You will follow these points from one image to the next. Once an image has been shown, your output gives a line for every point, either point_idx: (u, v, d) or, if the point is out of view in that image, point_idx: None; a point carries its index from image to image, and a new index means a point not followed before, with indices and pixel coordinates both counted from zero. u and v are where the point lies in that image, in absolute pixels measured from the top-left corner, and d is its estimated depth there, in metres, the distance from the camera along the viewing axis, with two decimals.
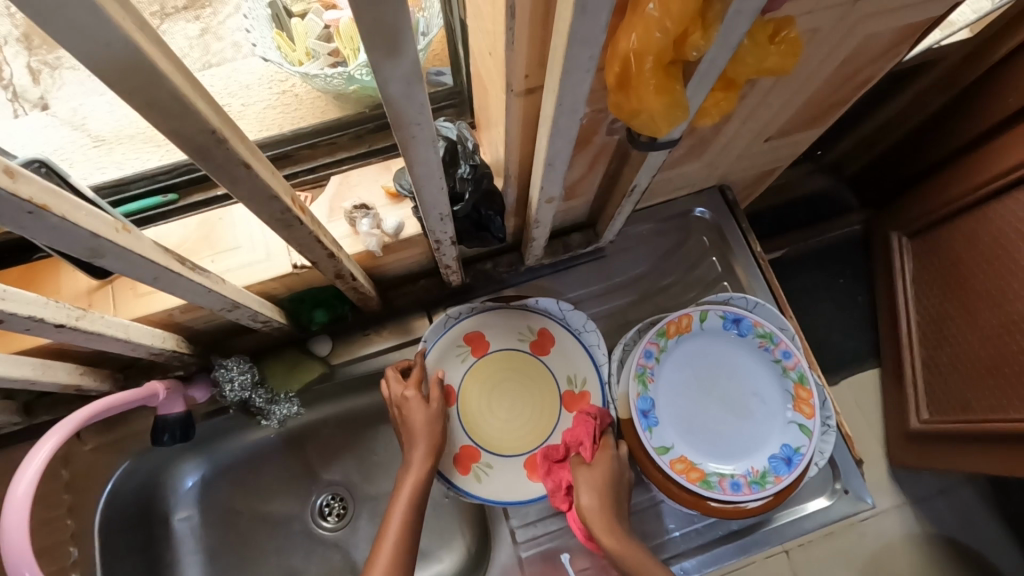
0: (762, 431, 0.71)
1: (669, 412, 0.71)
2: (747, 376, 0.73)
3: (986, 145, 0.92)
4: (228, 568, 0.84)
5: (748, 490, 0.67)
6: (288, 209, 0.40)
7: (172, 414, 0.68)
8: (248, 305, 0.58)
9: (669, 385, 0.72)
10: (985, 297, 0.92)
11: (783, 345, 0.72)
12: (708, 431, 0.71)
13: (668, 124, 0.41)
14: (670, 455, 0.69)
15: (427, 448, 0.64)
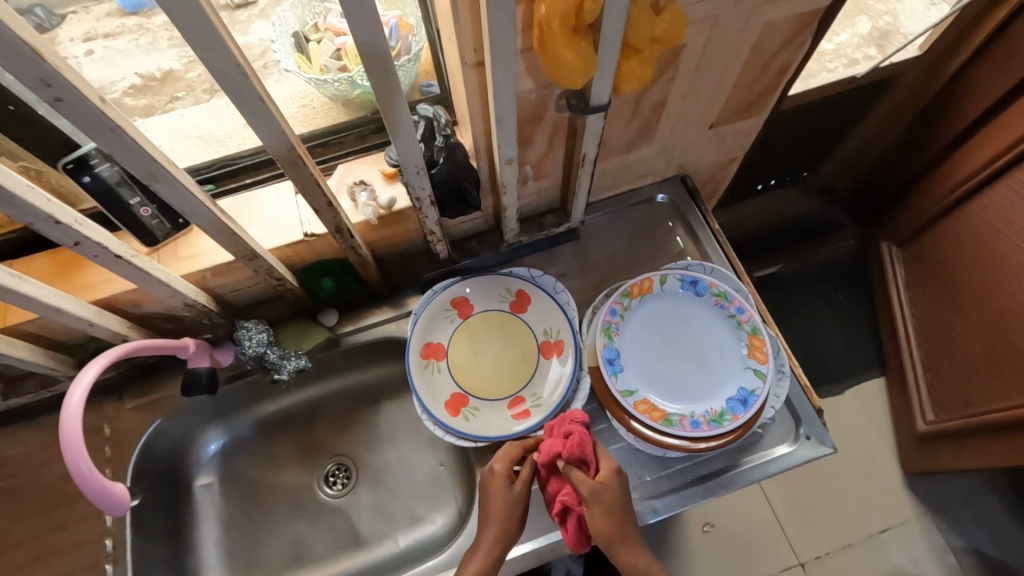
0: (721, 377, 0.77)
1: (633, 362, 0.79)
2: (706, 331, 0.80)
3: (932, 179, 1.45)
4: (243, 530, 0.91)
5: (707, 427, 0.73)
6: (292, 146, 0.53)
7: (200, 368, 0.79)
8: (265, 257, 0.70)
9: (634, 339, 0.80)
10: (966, 288, 1.36)
11: (737, 302, 0.80)
12: (671, 379, 0.78)
13: (583, 77, 0.54)
14: (634, 398, 0.76)
15: (500, 534, 0.66)
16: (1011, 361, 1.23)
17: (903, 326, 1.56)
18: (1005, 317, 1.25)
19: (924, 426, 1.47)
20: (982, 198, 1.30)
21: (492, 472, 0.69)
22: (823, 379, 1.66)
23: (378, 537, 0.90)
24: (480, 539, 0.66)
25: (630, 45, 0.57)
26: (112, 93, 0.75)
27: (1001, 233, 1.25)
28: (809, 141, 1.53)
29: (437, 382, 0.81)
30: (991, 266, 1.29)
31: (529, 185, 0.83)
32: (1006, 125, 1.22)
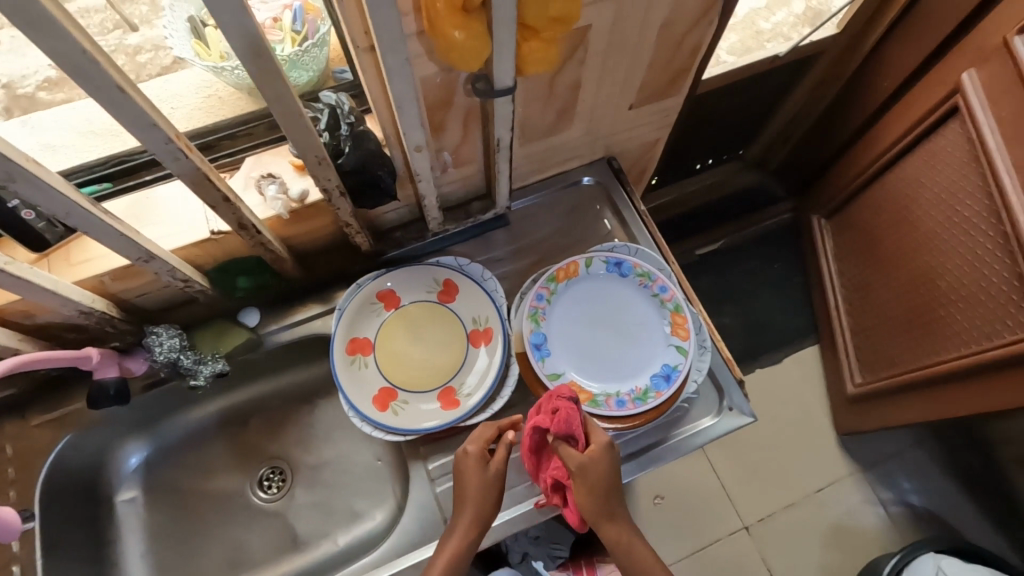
0: (646, 355, 0.79)
1: (561, 346, 0.79)
2: (632, 310, 0.81)
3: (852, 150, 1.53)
4: (171, 543, 0.87)
5: (631, 405, 0.75)
6: (171, 139, 0.49)
7: (108, 377, 0.75)
8: (165, 258, 0.66)
9: (561, 322, 0.80)
10: (888, 256, 1.42)
11: (660, 281, 0.81)
12: (598, 360, 0.79)
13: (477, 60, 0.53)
14: (561, 382, 0.76)
15: (473, 520, 0.67)
16: (928, 321, 1.30)
17: (834, 294, 1.63)
18: (922, 280, 1.31)
19: (853, 388, 1.55)
20: (901, 167, 1.36)
21: (468, 454, 0.69)
22: (763, 348, 1.72)
23: (316, 537, 0.88)
24: (456, 521, 0.68)
25: (528, 26, 0.55)
26: (21, 89, 0.71)
27: (917, 200, 1.32)
28: (743, 117, 1.55)
29: (364, 378, 0.79)
30: (908, 232, 1.35)
31: (450, 172, 0.81)
32: (920, 97, 1.27)
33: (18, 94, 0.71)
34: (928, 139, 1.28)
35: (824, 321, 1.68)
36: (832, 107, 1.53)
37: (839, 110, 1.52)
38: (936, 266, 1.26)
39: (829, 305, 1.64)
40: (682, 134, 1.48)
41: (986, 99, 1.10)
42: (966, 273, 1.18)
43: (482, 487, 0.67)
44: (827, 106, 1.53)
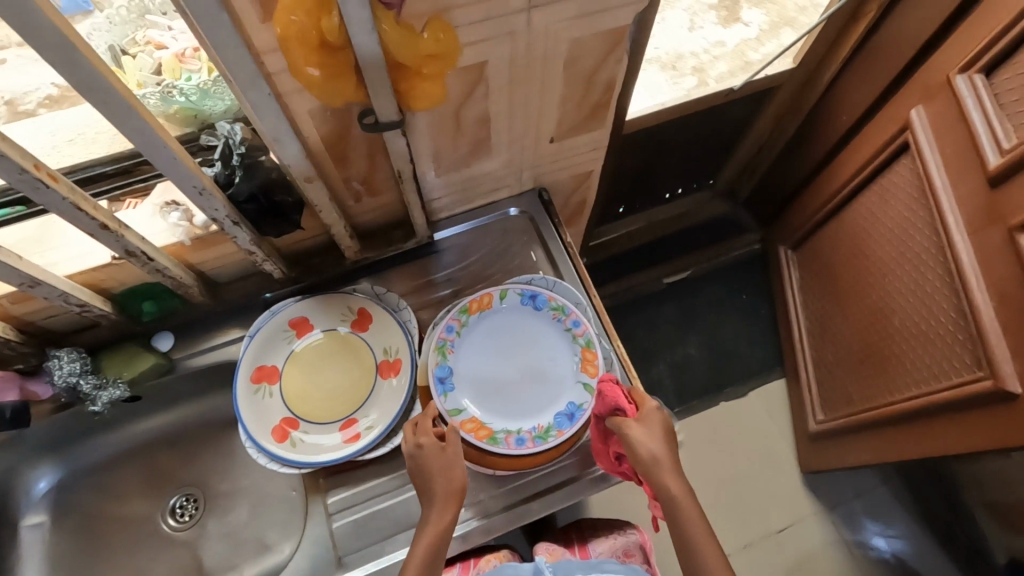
0: (553, 391, 0.78)
1: (466, 379, 0.78)
2: (545, 344, 0.80)
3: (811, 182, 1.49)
4: (74, 571, 0.85)
5: (531, 443, 0.74)
6: (24, 169, 0.50)
7: (5, 400, 0.74)
8: (53, 283, 0.65)
9: (469, 355, 0.79)
10: (845, 291, 1.38)
11: (574, 315, 0.80)
12: (504, 395, 0.78)
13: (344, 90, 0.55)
14: (462, 417, 0.76)
15: (436, 536, 0.66)
16: (882, 359, 1.26)
17: (796, 327, 1.58)
18: (877, 317, 1.28)
19: (815, 425, 1.50)
20: (855, 205, 1.32)
21: (420, 448, 0.69)
22: (728, 381, 1.64)
23: (222, 569, 0.86)
24: (426, 518, 0.67)
25: (404, 64, 0.57)
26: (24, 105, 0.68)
27: (869, 237, 1.28)
28: (708, 148, 1.51)
29: (265, 407, 0.78)
30: (863, 269, 1.31)
31: (364, 201, 0.81)
32: (871, 136, 1.24)
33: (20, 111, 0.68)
34: (879, 177, 1.24)
35: (788, 356, 1.62)
36: (793, 138, 1.49)
37: (800, 143, 1.48)
38: (889, 304, 1.23)
39: (792, 339, 1.59)
40: (647, 162, 1.40)
41: (933, 136, 1.07)
42: (918, 312, 1.14)
43: (445, 480, 0.68)
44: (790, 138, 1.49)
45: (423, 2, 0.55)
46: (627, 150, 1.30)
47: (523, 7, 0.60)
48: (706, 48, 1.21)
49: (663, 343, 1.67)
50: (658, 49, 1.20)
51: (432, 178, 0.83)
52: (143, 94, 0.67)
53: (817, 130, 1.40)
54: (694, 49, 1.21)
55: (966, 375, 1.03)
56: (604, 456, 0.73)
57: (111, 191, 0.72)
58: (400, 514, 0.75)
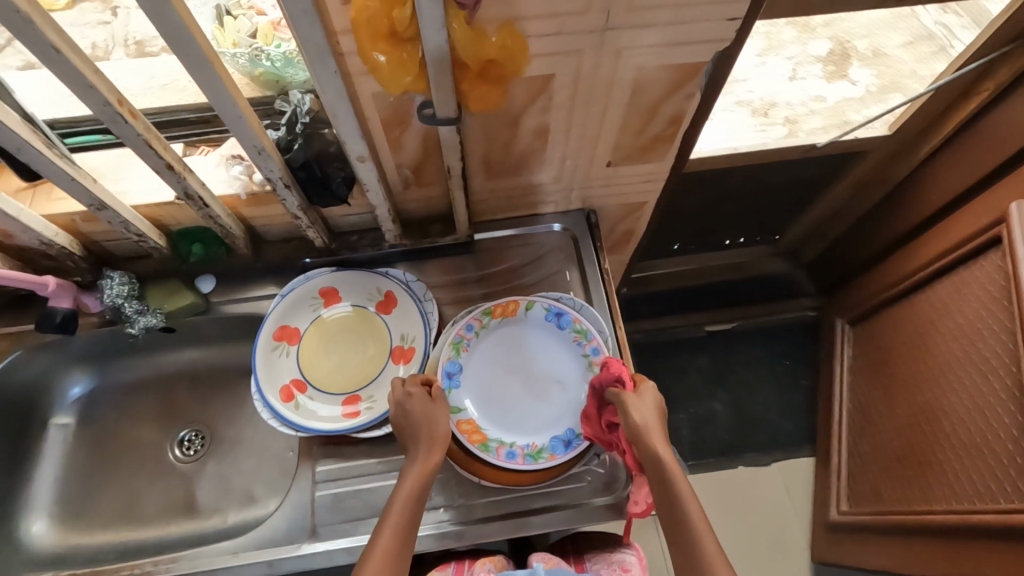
0: (554, 412, 0.77)
1: (473, 381, 0.78)
2: (559, 364, 0.79)
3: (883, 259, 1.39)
4: (84, 477, 0.92)
5: (521, 460, 0.75)
6: (108, 102, 0.54)
7: (59, 307, 0.81)
8: (118, 210, 0.71)
9: (481, 358, 0.80)
10: (897, 382, 1.28)
11: (594, 342, 0.79)
12: (504, 404, 0.78)
13: (402, 76, 0.57)
14: (460, 417, 0.76)
15: (424, 471, 0.67)
16: (922, 463, 1.16)
17: (836, 408, 1.47)
18: (925, 417, 1.18)
19: (837, 515, 1.39)
20: (926, 292, 1.22)
21: (407, 397, 0.71)
22: (752, 446, 1.56)
23: (210, 509, 0.90)
24: (413, 454, 0.69)
25: (467, 65, 0.59)
26: (150, 48, 0.76)
27: (935, 330, 1.18)
28: (777, 204, 1.43)
29: (279, 366, 0.81)
30: (920, 362, 1.21)
31: (411, 189, 0.83)
32: (958, 224, 1.14)
33: (147, 51, 0.76)
34: (958, 270, 1.14)
35: (822, 436, 1.51)
36: (872, 210, 1.38)
37: (878, 215, 1.37)
38: (943, 406, 1.13)
39: (829, 418, 1.49)
40: (708, 205, 1.36)
41: None
42: (978, 423, 1.04)
43: (432, 421, 0.70)
44: (870, 209, 1.39)
45: (497, 9, 0.56)
46: (688, 190, 1.26)
47: (596, 27, 0.60)
48: (804, 101, 1.11)
49: (689, 392, 1.60)
50: (750, 91, 1.11)
51: (481, 180, 0.84)
52: (235, 54, 0.71)
53: (900, 205, 1.30)
54: (791, 100, 1.11)
55: (1018, 504, 0.93)
56: (594, 423, 0.73)
57: (189, 136, 0.78)
58: (380, 499, 0.76)
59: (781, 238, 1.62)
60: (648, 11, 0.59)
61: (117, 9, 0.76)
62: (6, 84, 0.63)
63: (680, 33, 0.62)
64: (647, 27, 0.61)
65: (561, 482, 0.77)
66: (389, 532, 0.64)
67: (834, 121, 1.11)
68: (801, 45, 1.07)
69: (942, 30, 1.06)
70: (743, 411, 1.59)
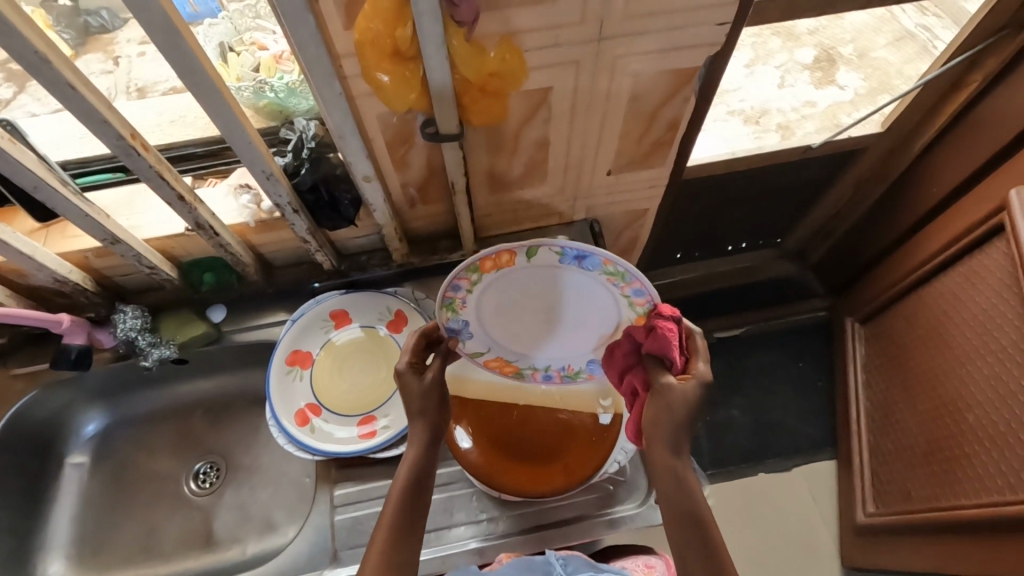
0: (583, 337, 0.72)
1: (484, 321, 0.71)
2: (582, 301, 0.68)
3: (887, 255, 1.39)
4: (100, 515, 0.91)
5: (558, 378, 0.77)
6: (122, 136, 0.56)
7: (73, 343, 0.82)
8: (130, 242, 0.72)
9: (486, 305, 0.69)
10: (917, 376, 1.26)
11: (636, 285, 0.62)
12: (525, 331, 0.73)
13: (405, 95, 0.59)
14: (484, 357, 0.75)
15: (419, 453, 0.65)
16: (948, 457, 1.14)
17: (856, 406, 1.45)
18: (947, 411, 1.16)
19: (865, 516, 1.36)
20: (936, 285, 1.21)
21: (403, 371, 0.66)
22: (773, 452, 1.53)
23: (229, 540, 0.89)
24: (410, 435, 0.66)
25: (469, 80, 0.61)
26: (152, 93, 0.79)
27: (948, 321, 1.17)
28: (778, 207, 1.44)
29: (294, 389, 0.82)
30: (937, 356, 1.20)
31: (417, 208, 0.84)
32: (960, 214, 1.14)
33: (149, 95, 0.79)
34: (966, 258, 1.13)
35: (843, 436, 1.49)
36: (872, 207, 1.39)
37: (879, 211, 1.37)
38: (965, 398, 1.12)
39: (848, 417, 1.47)
40: (711, 211, 1.37)
41: None
42: (1002, 412, 1.02)
43: (425, 397, 0.66)
44: (870, 206, 1.39)
45: (495, 25, 0.58)
46: (690, 197, 1.27)
47: (591, 38, 0.62)
48: (795, 107, 1.12)
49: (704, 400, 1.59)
50: (741, 101, 1.12)
51: (485, 195, 0.85)
52: (240, 87, 0.73)
53: (902, 201, 1.30)
54: (782, 106, 1.12)
55: None
56: (616, 374, 0.67)
57: (197, 169, 0.80)
58: None
59: (785, 241, 1.63)
60: (641, 20, 0.61)
61: (119, 58, 0.78)
62: (22, 128, 0.65)
63: (673, 39, 0.64)
64: (640, 34, 0.62)
65: (581, 492, 0.76)
66: (389, 516, 0.62)
67: (828, 125, 1.12)
68: (788, 53, 1.10)
69: (923, 31, 1.08)
70: (760, 417, 1.57)
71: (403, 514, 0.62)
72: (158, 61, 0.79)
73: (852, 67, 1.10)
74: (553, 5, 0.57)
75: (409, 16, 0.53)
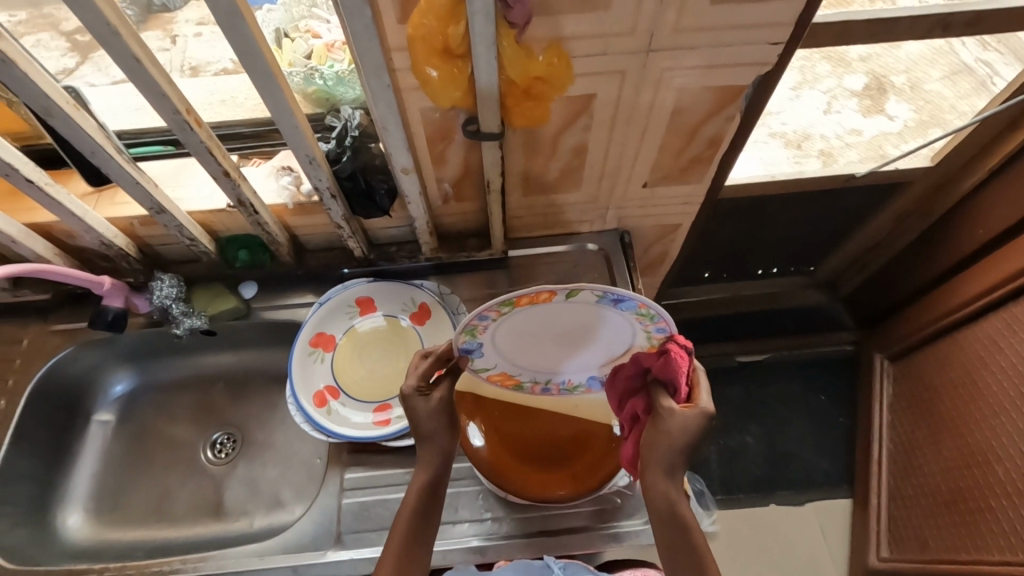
0: (591, 362, 0.70)
1: (497, 346, 0.66)
2: (604, 333, 0.65)
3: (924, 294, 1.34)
4: (120, 472, 0.94)
5: (557, 391, 0.76)
6: (178, 111, 0.58)
7: (111, 305, 0.85)
8: (174, 214, 0.75)
9: (504, 332, 0.64)
10: (947, 423, 1.21)
11: (662, 324, 0.61)
12: (536, 356, 0.69)
13: (450, 92, 0.60)
14: (489, 372, 0.72)
15: (431, 475, 0.67)
16: (971, 509, 1.09)
17: (878, 446, 1.40)
18: (975, 461, 1.11)
19: (878, 561, 1.32)
20: (973, 329, 1.17)
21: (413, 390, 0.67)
22: (786, 484, 1.49)
23: (237, 512, 0.91)
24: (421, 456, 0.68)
25: (514, 83, 0.61)
26: (206, 71, 0.81)
27: (985, 368, 1.13)
28: (814, 234, 1.40)
29: (314, 371, 0.84)
30: (970, 403, 1.16)
31: (450, 204, 0.85)
32: (1005, 258, 1.10)
33: (204, 74, 0.81)
34: (1009, 305, 1.09)
35: (862, 476, 1.44)
36: (912, 243, 1.34)
37: (919, 249, 1.33)
38: (995, 449, 1.07)
39: (869, 457, 1.42)
40: (743, 233, 1.35)
41: None
42: None
43: (433, 417, 0.67)
44: (910, 243, 1.35)
45: (545, 29, 0.58)
46: (722, 217, 1.26)
47: (638, 49, 0.61)
48: (839, 134, 1.09)
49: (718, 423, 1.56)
50: (783, 124, 1.10)
51: (518, 197, 0.85)
52: (291, 73, 0.75)
53: (944, 240, 1.26)
54: (825, 133, 1.09)
55: None
56: (616, 398, 0.66)
57: (243, 149, 0.82)
58: None
59: (817, 270, 1.59)
60: (691, 34, 0.60)
61: (176, 37, 0.80)
62: (84, 96, 0.68)
63: (722, 56, 0.63)
64: (688, 48, 0.62)
65: (586, 503, 0.76)
66: (399, 534, 0.64)
67: (872, 154, 1.09)
68: (836, 79, 1.06)
69: (982, 67, 1.04)
70: (776, 447, 1.53)
71: (413, 534, 0.64)
72: (214, 42, 0.82)
73: (903, 98, 1.07)
74: (604, 14, 0.57)
75: (461, 15, 0.54)
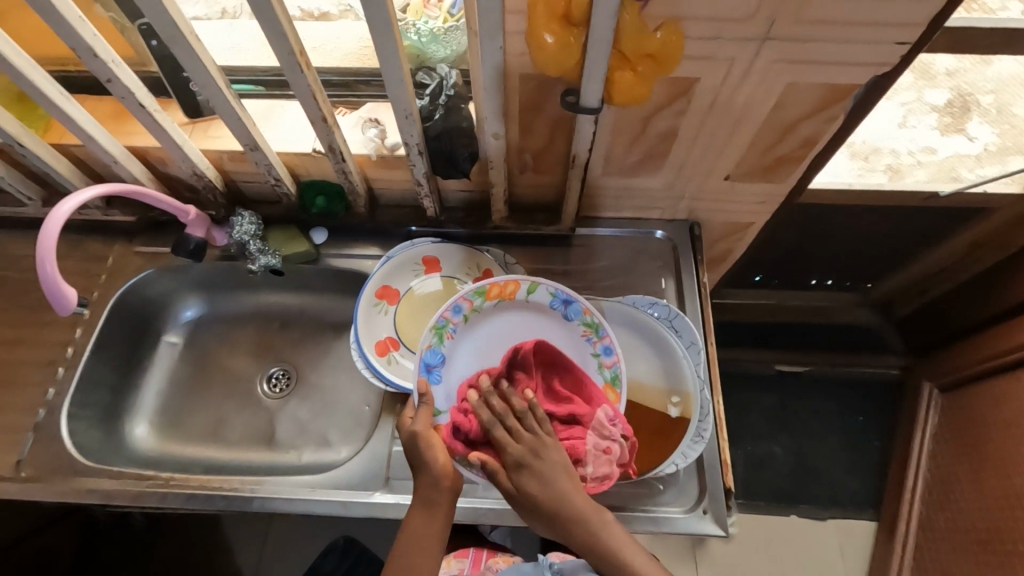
0: None
1: (455, 369, 0.78)
2: None
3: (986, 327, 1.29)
4: (184, 393, 1.00)
5: None
6: (292, 52, 0.60)
7: (194, 234, 0.89)
8: (265, 152, 0.77)
9: (466, 346, 0.79)
10: (992, 461, 1.17)
11: (605, 340, 0.78)
12: None
13: (562, 60, 0.59)
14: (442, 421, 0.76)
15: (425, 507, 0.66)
16: (1006, 548, 1.07)
17: (914, 474, 1.37)
18: (1015, 501, 1.08)
19: None
20: None
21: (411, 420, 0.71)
22: (811, 498, 1.49)
23: (288, 445, 0.96)
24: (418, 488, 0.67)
25: (625, 57, 0.61)
26: None
27: None
28: (877, 253, 1.35)
29: (378, 321, 0.86)
30: (1018, 442, 1.11)
31: (527, 175, 0.85)
32: None
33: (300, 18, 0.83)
34: None
35: (892, 502, 1.41)
36: (980, 274, 1.27)
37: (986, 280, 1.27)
38: None
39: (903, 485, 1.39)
40: (803, 243, 1.31)
41: None
42: None
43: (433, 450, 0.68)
44: (978, 274, 1.28)
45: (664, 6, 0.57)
46: (788, 223, 1.22)
47: (755, 36, 0.60)
48: (911, 151, 1.03)
49: (748, 429, 1.55)
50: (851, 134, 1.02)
51: (596, 176, 0.84)
52: None
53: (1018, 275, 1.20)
54: (896, 147, 1.03)
55: None
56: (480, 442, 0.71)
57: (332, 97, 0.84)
58: None
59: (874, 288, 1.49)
60: (812, 25, 0.58)
61: None
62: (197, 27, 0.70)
63: (842, 52, 0.61)
64: (808, 41, 0.60)
65: (631, 488, 0.77)
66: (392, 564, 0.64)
67: (942, 176, 1.04)
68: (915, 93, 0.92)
69: None
70: (804, 460, 1.52)
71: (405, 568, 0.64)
72: None
73: (986, 119, 0.96)
74: None
75: None
